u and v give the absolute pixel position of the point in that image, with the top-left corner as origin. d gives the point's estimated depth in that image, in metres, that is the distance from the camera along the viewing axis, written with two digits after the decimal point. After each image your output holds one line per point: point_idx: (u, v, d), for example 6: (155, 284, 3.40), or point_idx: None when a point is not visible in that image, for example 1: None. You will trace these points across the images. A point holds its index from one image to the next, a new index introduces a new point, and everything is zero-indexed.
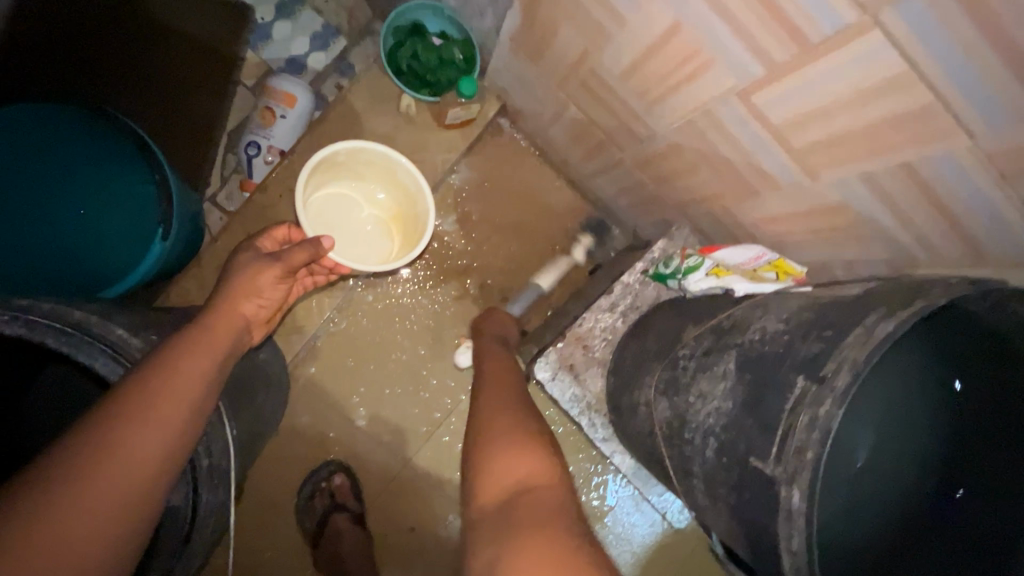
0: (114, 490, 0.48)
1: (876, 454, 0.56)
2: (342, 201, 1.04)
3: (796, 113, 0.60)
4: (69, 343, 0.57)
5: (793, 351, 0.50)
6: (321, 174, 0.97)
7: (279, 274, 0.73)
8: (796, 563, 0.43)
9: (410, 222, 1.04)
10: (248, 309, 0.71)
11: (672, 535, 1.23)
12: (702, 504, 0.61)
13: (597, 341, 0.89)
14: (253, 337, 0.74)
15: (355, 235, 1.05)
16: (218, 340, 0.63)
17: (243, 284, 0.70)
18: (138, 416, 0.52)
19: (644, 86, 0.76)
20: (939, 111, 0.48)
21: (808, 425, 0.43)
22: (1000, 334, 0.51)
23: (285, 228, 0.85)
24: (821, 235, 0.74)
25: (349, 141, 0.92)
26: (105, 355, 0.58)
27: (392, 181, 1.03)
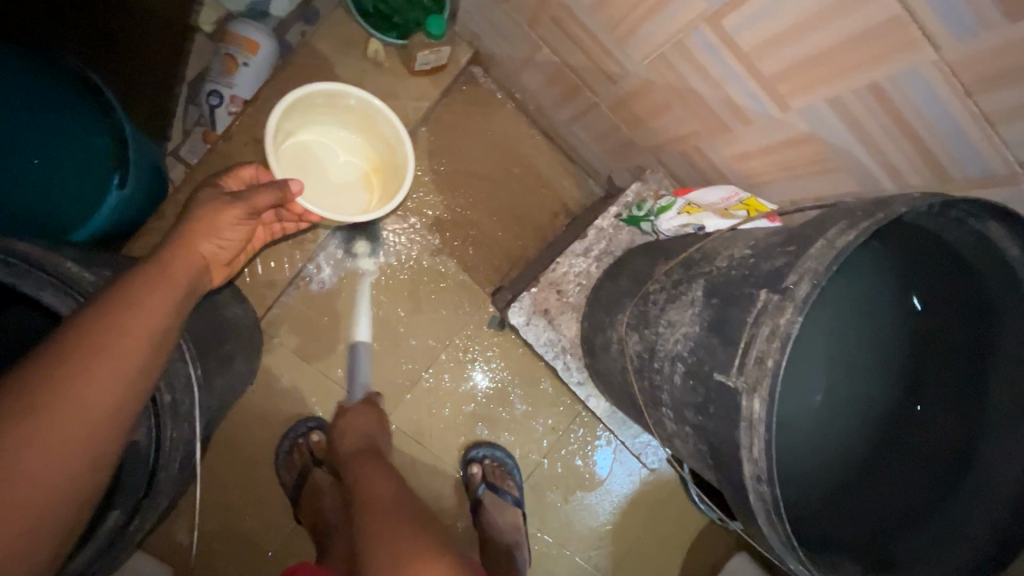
0: (64, 423, 0.47)
1: (839, 381, 0.61)
2: (315, 148, 1.01)
3: (764, 37, 0.59)
4: (14, 275, 0.55)
5: (758, 269, 0.50)
6: (297, 116, 0.94)
7: (241, 215, 0.70)
8: (757, 470, 0.44)
9: (389, 175, 1.01)
10: (207, 250, 0.69)
11: (648, 483, 1.27)
12: (670, 432, 0.62)
13: (571, 285, 0.88)
14: (213, 279, 0.72)
15: (331, 183, 1.01)
16: (175, 277, 0.61)
17: (205, 224, 0.68)
18: (91, 349, 0.50)
19: (614, 18, 0.75)
20: (905, 21, 0.47)
21: (769, 334, 0.43)
22: (966, 273, 0.53)
23: (252, 169, 0.83)
24: (790, 171, 0.74)
25: (323, 83, 0.89)
26: (53, 288, 0.56)
27: (372, 131, 1.00)
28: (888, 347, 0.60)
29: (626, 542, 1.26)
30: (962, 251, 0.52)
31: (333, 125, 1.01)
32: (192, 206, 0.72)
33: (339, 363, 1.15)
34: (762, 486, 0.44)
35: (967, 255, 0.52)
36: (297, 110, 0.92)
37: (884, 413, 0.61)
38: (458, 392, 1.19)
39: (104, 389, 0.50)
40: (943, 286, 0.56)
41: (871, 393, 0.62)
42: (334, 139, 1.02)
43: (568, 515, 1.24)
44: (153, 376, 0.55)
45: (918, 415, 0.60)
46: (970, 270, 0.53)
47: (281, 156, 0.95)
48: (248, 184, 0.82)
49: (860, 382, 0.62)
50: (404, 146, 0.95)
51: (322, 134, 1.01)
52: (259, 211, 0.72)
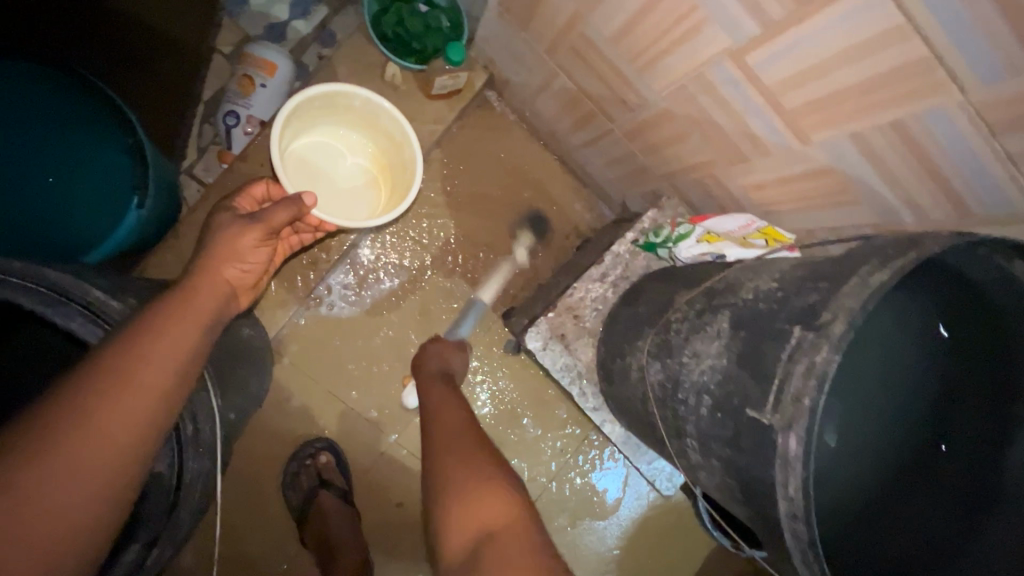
0: (86, 455, 0.46)
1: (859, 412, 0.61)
2: (322, 151, 1.01)
3: (789, 74, 0.60)
4: (47, 305, 0.55)
5: (789, 304, 0.51)
6: (300, 121, 0.94)
7: (258, 238, 0.70)
8: (793, 508, 0.43)
9: (397, 170, 1.02)
10: (231, 274, 0.69)
11: (656, 508, 1.26)
12: (694, 463, 0.62)
13: (588, 310, 0.88)
14: (240, 304, 0.72)
15: (340, 186, 1.02)
16: (198, 302, 0.61)
17: (223, 250, 0.68)
18: (116, 377, 0.50)
19: (635, 50, 0.76)
20: (932, 63, 0.48)
21: (805, 372, 0.43)
22: (987, 311, 0.54)
23: (263, 185, 0.82)
24: (808, 201, 0.74)
25: (323, 84, 0.89)
26: (84, 318, 0.56)
27: (376, 126, 1.00)
28: (914, 380, 0.60)
29: (636, 568, 1.24)
30: (988, 290, 0.53)
31: (338, 126, 1.01)
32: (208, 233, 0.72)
33: (348, 383, 1.14)
34: (797, 525, 0.44)
35: (993, 295, 0.52)
36: (299, 114, 0.92)
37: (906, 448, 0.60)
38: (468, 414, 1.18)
39: (127, 419, 0.49)
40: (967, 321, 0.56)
41: (894, 429, 0.60)
42: (340, 140, 1.03)
43: (577, 540, 1.22)
44: (176, 403, 0.54)
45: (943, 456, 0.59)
46: (997, 309, 0.53)
47: (288, 163, 0.96)
48: (260, 202, 0.82)
49: (884, 414, 0.60)
50: (411, 145, 0.96)
51: (328, 135, 1.02)
52: (276, 229, 0.71)
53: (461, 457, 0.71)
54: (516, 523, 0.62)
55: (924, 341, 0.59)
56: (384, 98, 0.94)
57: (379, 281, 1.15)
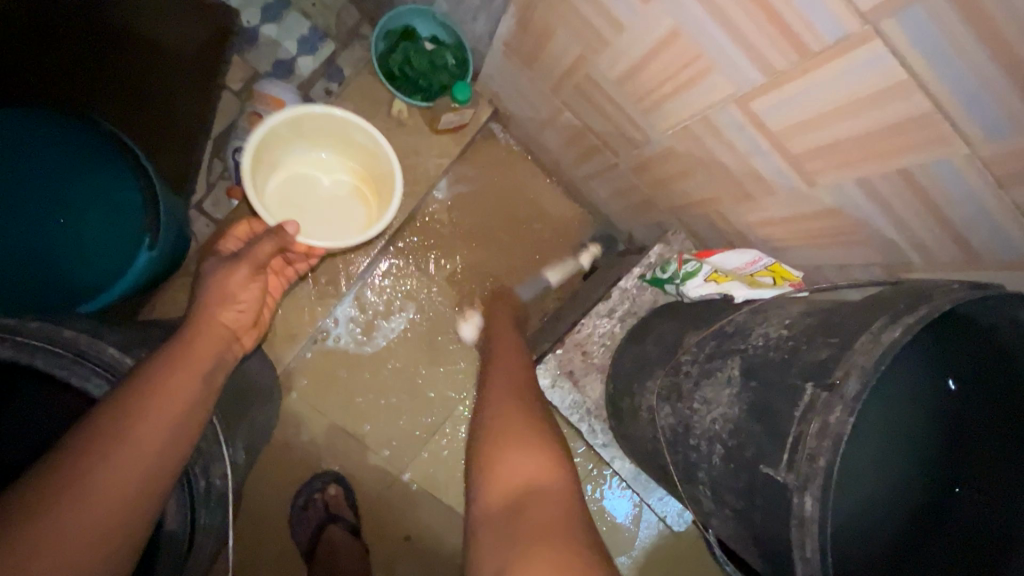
0: (96, 517, 0.47)
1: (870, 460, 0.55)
2: (300, 178, 1.01)
3: (795, 120, 0.60)
4: (60, 363, 0.56)
5: (799, 357, 0.51)
6: (271, 153, 0.94)
7: (248, 273, 0.70)
8: (810, 569, 0.43)
9: (379, 182, 1.01)
10: (228, 318, 0.70)
11: (667, 537, 1.24)
12: (708, 510, 0.62)
13: (596, 346, 0.88)
14: (243, 344, 0.74)
15: (326, 209, 1.03)
16: (200, 353, 0.62)
17: (215, 292, 0.68)
18: (127, 437, 0.50)
19: (640, 92, 0.77)
20: (938, 117, 0.49)
21: (819, 432, 0.43)
22: (999, 348, 0.51)
23: (244, 225, 0.83)
24: (814, 240, 0.75)
25: (282, 111, 0.87)
26: (98, 373, 0.57)
27: (348, 142, 0.99)
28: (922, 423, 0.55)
29: None
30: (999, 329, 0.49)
31: (308, 149, 1.00)
32: (200, 278, 0.72)
33: (356, 415, 1.14)
34: None
35: (1002, 334, 0.50)
36: (264, 150, 0.91)
37: (917, 496, 0.54)
38: None
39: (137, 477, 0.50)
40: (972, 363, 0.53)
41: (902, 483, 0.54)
42: (315, 164, 1.03)
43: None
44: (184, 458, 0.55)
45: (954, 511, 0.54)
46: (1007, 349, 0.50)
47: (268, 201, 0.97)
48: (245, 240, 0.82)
49: (893, 460, 0.55)
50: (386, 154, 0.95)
51: (300, 162, 1.01)
52: (262, 264, 0.71)
53: (520, 412, 0.68)
54: (558, 493, 0.57)
55: (932, 381, 0.55)
56: (344, 110, 0.92)
57: (388, 321, 1.16)
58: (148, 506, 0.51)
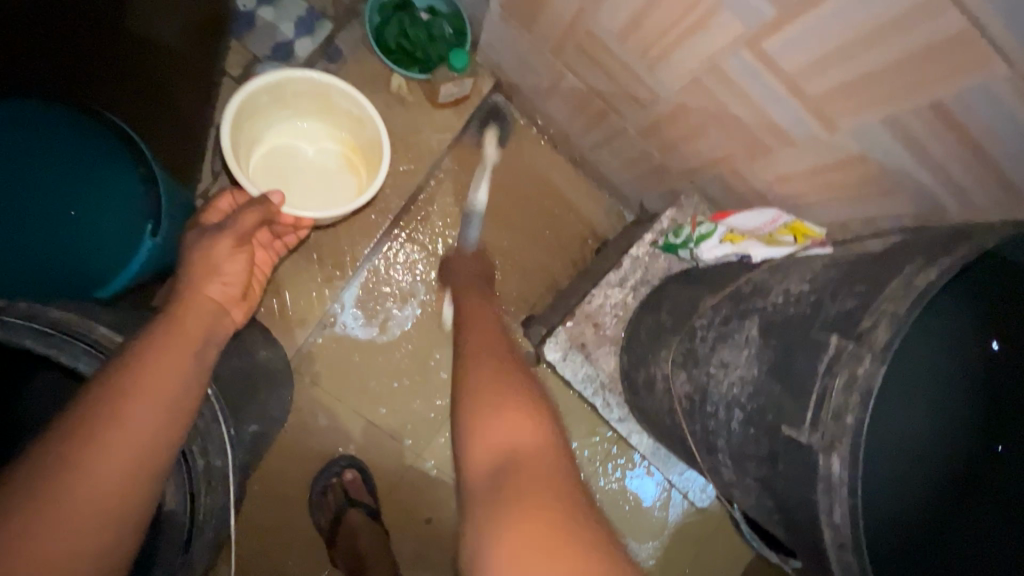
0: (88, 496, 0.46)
1: (898, 432, 0.56)
2: (284, 148, 0.99)
3: (812, 58, 0.56)
4: (53, 345, 0.55)
5: (823, 311, 0.46)
6: (252, 122, 0.92)
7: (232, 244, 0.68)
8: (840, 536, 0.39)
9: (367, 150, 0.99)
10: (215, 292, 0.68)
11: (693, 516, 1.21)
12: (729, 480, 0.58)
13: (608, 317, 0.84)
14: (232, 319, 0.70)
15: (312, 178, 1.01)
16: (191, 331, 0.60)
17: (200, 263, 0.66)
18: (120, 416, 0.49)
19: (644, 43, 0.72)
20: (975, 37, 0.44)
21: (846, 385, 0.39)
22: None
23: (227, 196, 0.78)
24: (837, 194, 0.70)
25: (265, 76, 0.85)
26: (90, 355, 0.56)
27: (331, 109, 0.97)
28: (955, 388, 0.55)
29: None
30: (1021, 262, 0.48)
31: (291, 117, 0.98)
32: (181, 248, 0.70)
33: (370, 398, 1.13)
34: (846, 554, 0.40)
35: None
36: (244, 117, 0.89)
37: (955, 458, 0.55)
38: None
39: (128, 459, 0.49)
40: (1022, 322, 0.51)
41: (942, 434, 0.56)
42: (298, 132, 1.00)
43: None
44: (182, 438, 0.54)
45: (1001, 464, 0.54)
46: None
47: (253, 172, 0.95)
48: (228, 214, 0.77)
49: (922, 426, 0.56)
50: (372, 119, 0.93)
51: (283, 130, 0.99)
52: (248, 234, 0.70)
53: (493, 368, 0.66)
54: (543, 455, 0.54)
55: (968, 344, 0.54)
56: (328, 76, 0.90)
57: (401, 309, 1.14)
58: (142, 487, 0.50)
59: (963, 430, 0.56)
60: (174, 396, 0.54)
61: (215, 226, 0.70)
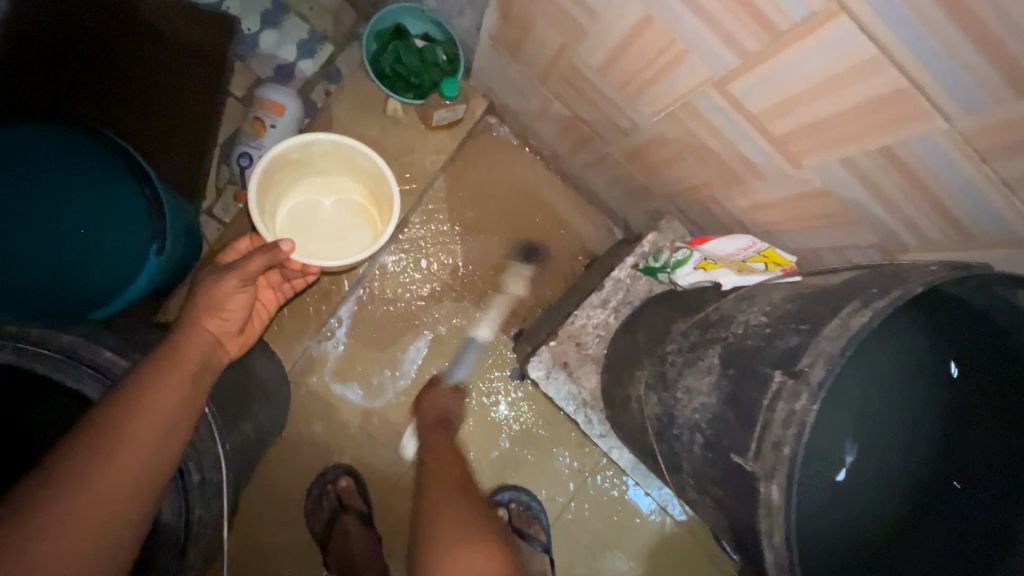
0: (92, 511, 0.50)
1: (869, 448, 0.63)
2: (306, 200, 1.04)
3: (773, 103, 0.59)
4: (58, 367, 0.60)
5: (773, 345, 0.50)
6: (279, 180, 0.97)
7: (237, 284, 0.72)
8: (778, 558, 0.43)
9: (382, 204, 1.02)
10: (213, 327, 0.73)
11: (677, 528, 1.24)
12: (693, 499, 0.61)
13: (590, 337, 0.88)
14: (227, 351, 0.75)
15: (332, 230, 1.05)
16: (190, 355, 0.65)
17: (205, 301, 0.71)
18: (119, 439, 0.54)
19: (623, 79, 0.76)
20: (914, 93, 0.47)
21: (785, 419, 0.43)
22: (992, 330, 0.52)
23: (247, 239, 0.89)
24: (806, 223, 0.73)
25: (294, 137, 0.89)
26: (92, 375, 0.62)
27: (355, 166, 1.01)
28: (920, 415, 0.61)
29: None
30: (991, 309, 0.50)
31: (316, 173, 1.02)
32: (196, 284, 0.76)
33: (364, 409, 1.17)
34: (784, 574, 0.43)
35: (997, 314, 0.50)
36: (273, 174, 0.94)
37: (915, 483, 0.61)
38: (484, 436, 1.20)
39: (128, 474, 0.53)
40: (986, 363, 0.55)
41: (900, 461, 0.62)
42: (321, 189, 1.05)
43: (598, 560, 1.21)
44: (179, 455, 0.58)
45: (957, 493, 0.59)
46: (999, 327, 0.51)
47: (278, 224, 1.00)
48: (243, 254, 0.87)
49: (890, 446, 0.63)
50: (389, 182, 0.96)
51: (306, 185, 1.03)
52: (254, 276, 0.72)
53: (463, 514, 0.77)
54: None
55: (931, 372, 0.59)
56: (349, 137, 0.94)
57: (398, 322, 1.18)
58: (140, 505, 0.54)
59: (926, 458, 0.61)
60: (170, 418, 0.58)
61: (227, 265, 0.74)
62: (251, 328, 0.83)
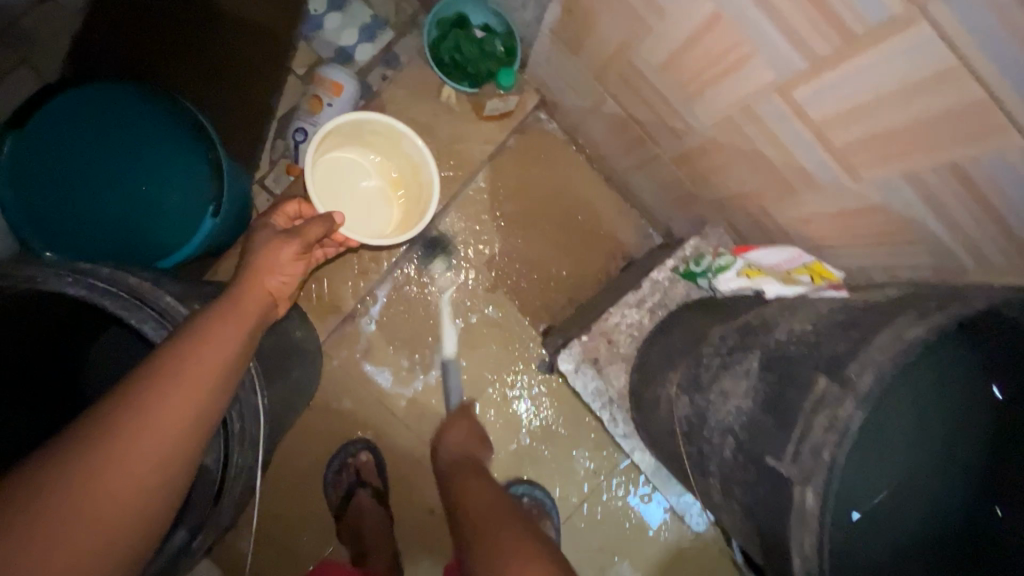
0: (135, 465, 0.51)
1: (911, 490, 0.55)
2: (342, 170, 1.05)
3: (837, 110, 0.58)
4: (123, 306, 0.63)
5: (817, 351, 0.49)
6: (327, 145, 1.00)
7: (297, 249, 0.76)
8: (807, 565, 0.42)
9: (414, 191, 1.06)
10: (271, 285, 0.74)
11: (691, 540, 1.24)
12: (717, 503, 0.61)
13: (623, 336, 0.87)
14: (278, 311, 0.76)
15: (361, 205, 1.07)
16: (244, 312, 0.66)
17: (264, 260, 0.73)
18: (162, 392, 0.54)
19: (682, 79, 0.76)
20: (992, 107, 0.46)
21: (827, 424, 0.42)
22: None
23: (296, 203, 0.88)
24: (858, 239, 0.72)
25: (356, 111, 0.95)
26: (154, 320, 0.64)
27: (397, 152, 1.05)
28: (964, 447, 0.56)
29: None
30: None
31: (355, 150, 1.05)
32: (251, 246, 0.77)
33: (391, 387, 1.19)
34: None
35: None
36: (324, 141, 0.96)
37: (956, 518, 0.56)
38: (506, 427, 1.21)
39: (173, 430, 0.54)
40: None
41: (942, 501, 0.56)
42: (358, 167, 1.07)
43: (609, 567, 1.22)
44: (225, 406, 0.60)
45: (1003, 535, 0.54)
46: None
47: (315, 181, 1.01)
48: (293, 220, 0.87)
49: (933, 481, 0.56)
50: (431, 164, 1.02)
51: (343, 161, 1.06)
52: (310, 242, 0.80)
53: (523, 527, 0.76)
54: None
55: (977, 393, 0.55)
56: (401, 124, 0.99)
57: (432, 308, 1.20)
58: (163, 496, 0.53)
59: (967, 489, 0.56)
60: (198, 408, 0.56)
61: (283, 232, 0.78)
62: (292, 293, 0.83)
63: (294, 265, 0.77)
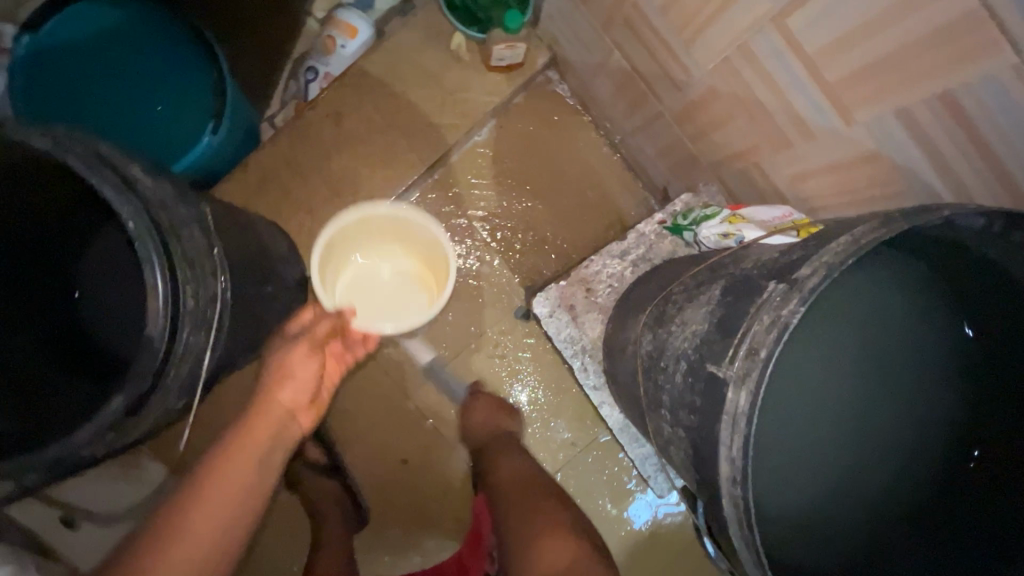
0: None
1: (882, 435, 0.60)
2: (363, 274, 1.05)
3: (832, 37, 0.56)
4: (87, 165, 0.56)
5: (775, 265, 0.47)
6: (339, 253, 0.99)
7: (309, 350, 0.72)
8: (733, 470, 0.40)
9: (437, 271, 1.02)
10: (288, 397, 0.69)
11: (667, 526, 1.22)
12: (667, 438, 0.58)
13: (602, 286, 0.85)
14: (302, 424, 0.70)
15: (387, 297, 1.05)
16: (261, 432, 0.63)
17: (280, 369, 0.70)
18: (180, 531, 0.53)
19: (683, 19, 0.74)
20: (985, 17, 0.43)
21: (769, 323, 0.40)
22: (1003, 283, 0.49)
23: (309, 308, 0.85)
24: (850, 195, 0.69)
25: (358, 207, 0.93)
26: (117, 184, 0.57)
27: (409, 236, 1.02)
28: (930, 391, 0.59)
29: None
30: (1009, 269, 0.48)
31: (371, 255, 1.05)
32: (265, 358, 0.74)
33: None
34: (736, 490, 0.40)
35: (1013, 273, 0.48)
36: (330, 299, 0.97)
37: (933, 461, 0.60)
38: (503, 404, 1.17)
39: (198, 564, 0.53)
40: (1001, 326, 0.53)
41: (917, 446, 0.60)
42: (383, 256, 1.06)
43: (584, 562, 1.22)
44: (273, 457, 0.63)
45: (978, 478, 0.57)
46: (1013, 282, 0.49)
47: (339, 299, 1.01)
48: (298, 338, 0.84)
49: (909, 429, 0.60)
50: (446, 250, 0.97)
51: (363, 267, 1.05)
52: (322, 340, 0.74)
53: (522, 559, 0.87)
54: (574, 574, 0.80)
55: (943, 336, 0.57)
56: (406, 209, 0.97)
57: None
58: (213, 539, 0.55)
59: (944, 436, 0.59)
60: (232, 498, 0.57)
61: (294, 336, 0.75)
62: (322, 391, 0.75)
63: (315, 374, 0.72)
